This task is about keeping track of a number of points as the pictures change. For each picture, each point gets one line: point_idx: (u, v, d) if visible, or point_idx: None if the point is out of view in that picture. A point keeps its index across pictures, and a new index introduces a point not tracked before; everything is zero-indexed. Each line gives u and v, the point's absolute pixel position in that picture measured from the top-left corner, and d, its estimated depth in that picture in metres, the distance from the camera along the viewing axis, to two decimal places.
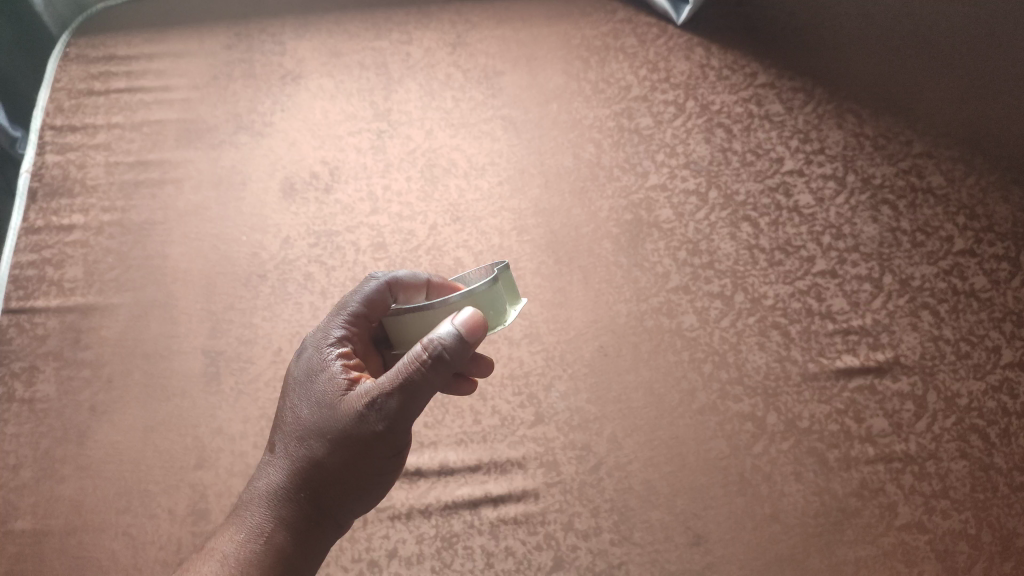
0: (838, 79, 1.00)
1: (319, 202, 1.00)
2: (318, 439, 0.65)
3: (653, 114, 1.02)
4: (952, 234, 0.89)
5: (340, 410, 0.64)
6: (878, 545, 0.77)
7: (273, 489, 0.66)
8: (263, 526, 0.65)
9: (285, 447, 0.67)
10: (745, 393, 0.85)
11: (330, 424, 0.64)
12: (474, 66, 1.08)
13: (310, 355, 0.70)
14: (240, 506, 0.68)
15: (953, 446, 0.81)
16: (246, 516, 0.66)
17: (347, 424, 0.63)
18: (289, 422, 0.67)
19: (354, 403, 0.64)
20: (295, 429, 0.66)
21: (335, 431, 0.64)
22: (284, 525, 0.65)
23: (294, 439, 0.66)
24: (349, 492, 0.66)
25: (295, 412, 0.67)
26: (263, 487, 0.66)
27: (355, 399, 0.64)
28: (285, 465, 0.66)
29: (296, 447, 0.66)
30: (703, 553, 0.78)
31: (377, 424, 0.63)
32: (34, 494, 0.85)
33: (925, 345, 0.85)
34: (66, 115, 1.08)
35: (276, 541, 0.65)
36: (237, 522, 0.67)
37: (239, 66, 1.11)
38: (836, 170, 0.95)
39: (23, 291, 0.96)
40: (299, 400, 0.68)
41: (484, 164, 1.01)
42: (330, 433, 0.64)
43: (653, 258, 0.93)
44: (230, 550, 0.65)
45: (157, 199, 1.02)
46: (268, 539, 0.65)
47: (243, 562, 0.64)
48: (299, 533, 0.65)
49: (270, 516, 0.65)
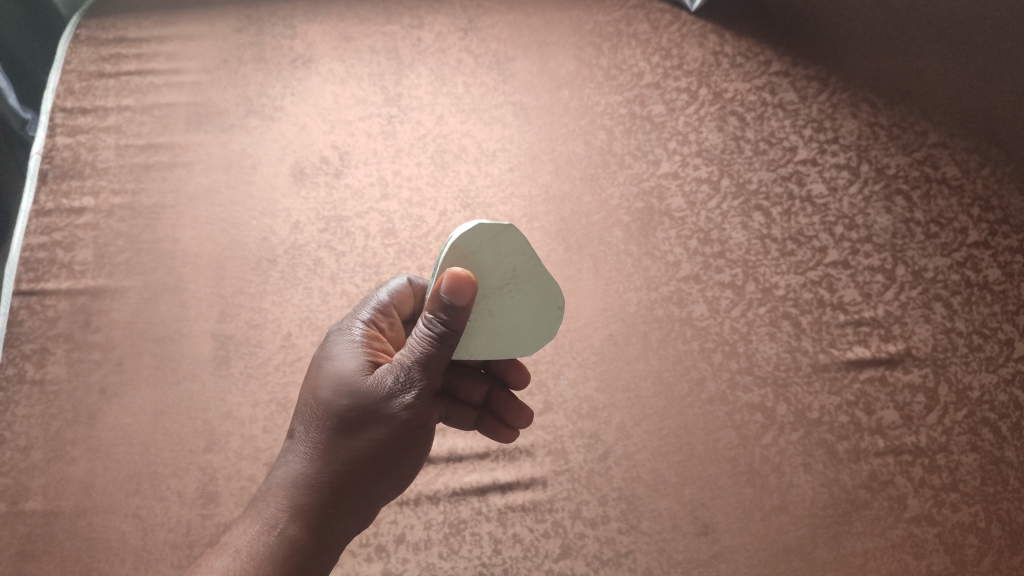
0: (853, 67, 0.99)
1: (330, 187, 1.00)
2: (340, 420, 0.65)
3: (665, 101, 1.01)
4: (966, 226, 0.89)
5: (362, 392, 0.65)
6: (887, 537, 0.77)
7: (293, 476, 0.65)
8: (283, 513, 0.65)
9: (306, 431, 0.67)
10: (754, 383, 0.84)
11: (352, 407, 0.65)
12: (485, 51, 1.07)
13: (335, 342, 0.71)
14: (259, 495, 0.67)
15: (964, 439, 0.80)
16: (264, 506, 0.65)
17: (371, 404, 0.64)
18: (311, 406, 0.67)
19: (376, 380, 0.65)
20: (316, 412, 0.66)
21: (357, 413, 0.64)
22: (302, 514, 0.64)
23: (316, 422, 0.66)
24: (371, 477, 0.66)
25: (317, 396, 0.67)
26: (284, 473, 0.66)
27: (377, 376, 0.65)
28: (307, 449, 0.66)
29: (317, 431, 0.66)
30: (711, 543, 0.78)
31: (400, 398, 0.64)
32: (44, 475, 0.85)
33: (937, 337, 0.84)
34: (77, 97, 1.08)
35: (295, 530, 0.64)
36: (256, 511, 0.66)
37: (249, 49, 1.10)
38: (850, 159, 0.94)
39: (34, 273, 0.97)
40: (319, 384, 0.68)
41: (494, 150, 1.01)
42: (351, 415, 0.65)
43: (664, 246, 0.93)
44: (249, 539, 0.64)
45: (167, 182, 1.02)
46: (289, 527, 0.64)
47: (261, 551, 0.63)
48: (319, 520, 0.65)
49: (291, 504, 0.65)
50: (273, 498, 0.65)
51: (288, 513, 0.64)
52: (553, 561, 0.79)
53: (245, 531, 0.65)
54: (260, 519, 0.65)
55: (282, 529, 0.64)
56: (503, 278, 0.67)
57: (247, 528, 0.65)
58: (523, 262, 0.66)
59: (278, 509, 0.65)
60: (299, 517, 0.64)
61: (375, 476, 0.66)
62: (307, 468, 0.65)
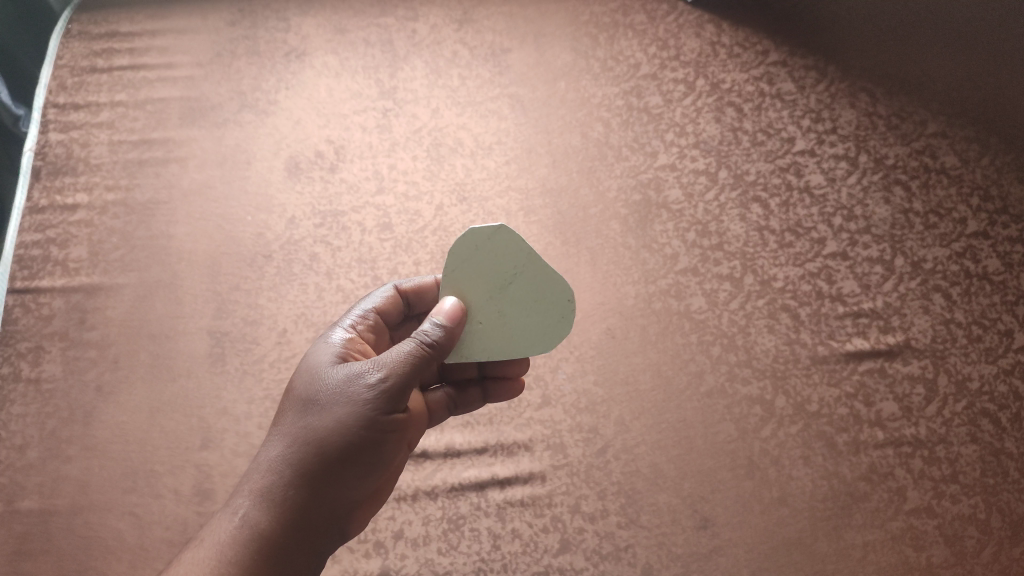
0: (850, 58, 0.98)
1: (325, 181, 0.99)
2: (313, 409, 0.63)
3: (662, 92, 1.01)
4: (965, 216, 0.88)
5: (337, 381, 0.64)
6: (886, 529, 0.77)
7: (263, 465, 0.64)
8: (251, 502, 0.63)
9: (281, 422, 0.66)
10: (753, 376, 0.84)
11: (324, 394, 0.64)
12: (481, 43, 1.07)
13: (318, 341, 0.71)
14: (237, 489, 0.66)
15: (964, 430, 0.80)
16: (236, 498, 0.64)
17: (343, 392, 0.63)
18: (292, 398, 0.66)
19: (351, 371, 0.63)
20: (292, 403, 0.66)
21: (328, 400, 0.63)
22: (268, 504, 0.62)
23: (293, 412, 0.65)
24: (341, 470, 0.63)
25: (298, 389, 0.66)
26: (258, 463, 0.65)
27: (356, 369, 0.63)
28: (278, 439, 0.65)
29: (290, 421, 0.65)
30: (710, 536, 0.78)
31: (371, 390, 0.62)
32: (41, 474, 0.85)
33: (936, 328, 0.84)
34: (69, 93, 1.07)
35: (260, 520, 0.62)
36: (231, 502, 0.65)
37: (243, 43, 1.09)
38: (848, 150, 0.94)
39: (28, 271, 0.96)
40: (300, 377, 0.67)
41: (490, 143, 1.00)
42: (322, 402, 0.63)
43: (662, 239, 0.92)
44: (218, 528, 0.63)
45: (161, 178, 1.01)
46: (256, 517, 0.62)
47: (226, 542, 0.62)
48: (285, 512, 0.62)
49: (258, 492, 0.63)
50: (245, 489, 0.64)
51: (255, 503, 0.63)
52: (553, 556, 0.79)
53: (217, 522, 0.64)
54: (232, 509, 0.64)
55: (248, 519, 0.62)
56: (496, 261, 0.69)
57: (220, 520, 0.64)
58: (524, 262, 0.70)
59: (247, 498, 0.63)
60: (266, 508, 0.62)
61: (345, 470, 0.63)
62: (278, 457, 0.63)
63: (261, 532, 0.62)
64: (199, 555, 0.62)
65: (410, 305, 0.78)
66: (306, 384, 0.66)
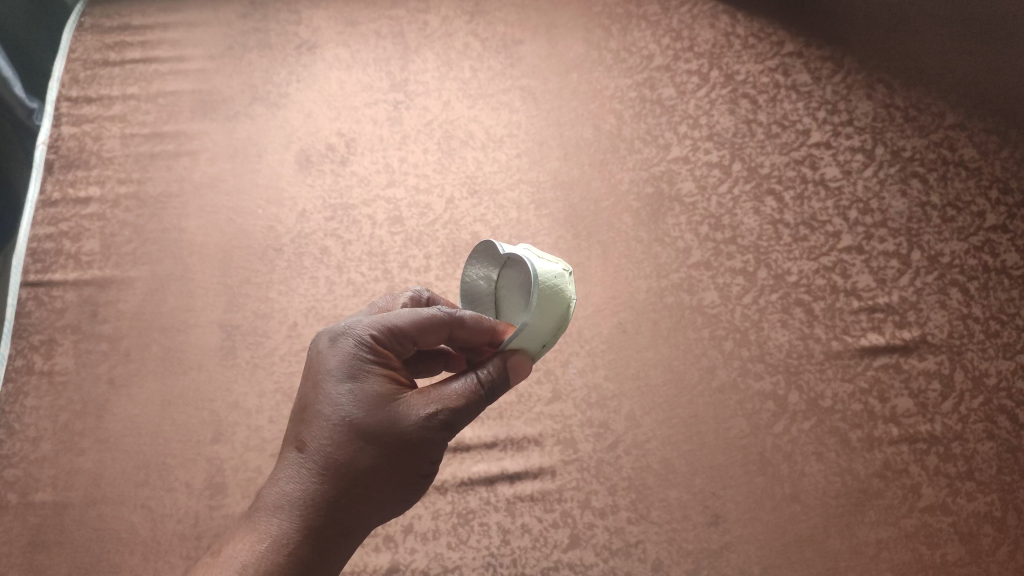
0: (866, 49, 0.97)
1: (335, 175, 0.99)
2: (370, 445, 0.59)
3: (675, 84, 1.00)
4: (984, 209, 0.87)
5: (396, 420, 0.60)
6: (901, 527, 0.76)
7: (306, 495, 0.59)
8: (285, 540, 0.58)
9: (319, 450, 0.60)
10: (766, 371, 0.83)
11: (381, 432, 0.59)
12: (492, 35, 1.06)
13: (343, 350, 0.62)
14: (253, 515, 0.59)
15: (980, 427, 0.79)
16: (272, 524, 0.58)
17: (406, 433, 0.59)
18: (332, 422, 0.60)
19: (417, 412, 0.60)
20: (334, 434, 0.59)
21: (387, 439, 0.59)
22: (313, 537, 0.59)
23: (341, 444, 0.59)
24: (388, 503, 0.61)
25: (341, 415, 0.60)
26: (284, 489, 0.59)
27: (407, 403, 0.60)
28: (320, 470, 0.59)
29: (334, 453, 0.59)
30: (721, 533, 0.77)
31: (429, 431, 0.60)
32: (54, 466, 0.86)
33: (953, 323, 0.83)
34: (81, 86, 1.08)
35: (304, 555, 0.58)
36: (250, 531, 0.59)
37: (254, 36, 1.09)
38: (864, 142, 0.92)
39: (42, 264, 0.97)
40: (335, 399, 0.60)
41: (501, 136, 0.99)
42: (379, 440, 0.59)
43: (674, 233, 0.91)
44: (242, 565, 0.57)
45: (173, 171, 1.02)
46: (290, 557, 0.58)
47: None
48: (332, 546, 0.59)
49: (304, 525, 0.58)
50: (286, 517, 0.58)
51: (294, 543, 0.58)
52: (562, 551, 0.78)
53: (239, 555, 0.57)
54: (271, 538, 0.58)
55: (295, 554, 0.58)
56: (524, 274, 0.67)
57: (241, 552, 0.57)
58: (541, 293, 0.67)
59: (292, 532, 0.58)
60: (305, 545, 0.58)
61: (391, 503, 0.62)
62: (315, 491, 0.59)
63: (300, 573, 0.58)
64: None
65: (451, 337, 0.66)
66: (342, 409, 0.60)
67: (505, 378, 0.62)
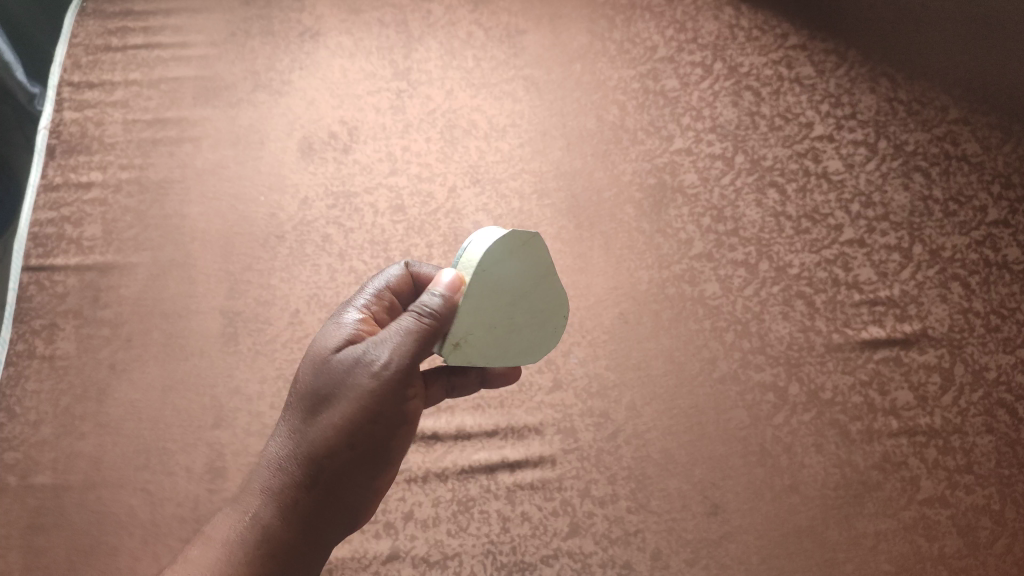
0: (871, 41, 0.96)
1: (338, 162, 0.99)
2: (325, 406, 0.63)
3: (679, 75, 1.00)
4: (985, 204, 0.87)
5: (347, 379, 0.63)
6: (899, 519, 0.76)
7: (276, 464, 0.65)
8: (258, 507, 0.64)
9: (290, 422, 0.65)
10: (767, 363, 0.83)
11: (334, 392, 0.63)
12: (496, 24, 1.05)
13: (323, 331, 0.68)
14: (244, 491, 0.66)
15: (979, 420, 0.79)
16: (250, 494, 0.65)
17: (353, 388, 0.62)
18: (301, 393, 0.65)
19: (362, 365, 0.62)
20: (300, 404, 0.65)
21: (338, 398, 0.63)
22: (281, 502, 0.64)
23: (304, 411, 0.65)
24: (354, 467, 0.64)
25: (306, 384, 0.65)
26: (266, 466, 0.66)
27: (354, 359, 0.63)
28: (287, 439, 0.65)
29: (299, 422, 0.65)
30: (720, 523, 0.77)
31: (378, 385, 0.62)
32: (54, 450, 0.86)
33: (954, 317, 0.83)
34: (84, 71, 1.07)
35: (273, 519, 0.64)
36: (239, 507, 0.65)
37: (257, 23, 1.09)
38: (867, 135, 0.92)
39: (43, 249, 0.96)
40: (305, 373, 0.66)
41: (504, 125, 0.99)
42: (332, 400, 0.63)
43: (676, 224, 0.91)
44: (225, 533, 0.65)
45: (175, 158, 1.01)
46: (262, 522, 0.64)
47: (238, 539, 0.64)
48: (297, 510, 0.64)
49: (273, 492, 0.64)
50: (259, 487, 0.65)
51: (263, 507, 0.64)
52: (562, 539, 0.79)
53: (227, 530, 0.64)
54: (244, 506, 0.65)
55: (263, 518, 0.64)
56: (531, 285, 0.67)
57: (229, 527, 0.65)
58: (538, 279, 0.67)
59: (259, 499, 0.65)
60: (279, 515, 0.64)
61: (358, 468, 0.64)
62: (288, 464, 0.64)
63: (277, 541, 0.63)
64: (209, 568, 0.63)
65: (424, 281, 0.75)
66: (306, 380, 0.65)
67: (443, 310, 0.61)
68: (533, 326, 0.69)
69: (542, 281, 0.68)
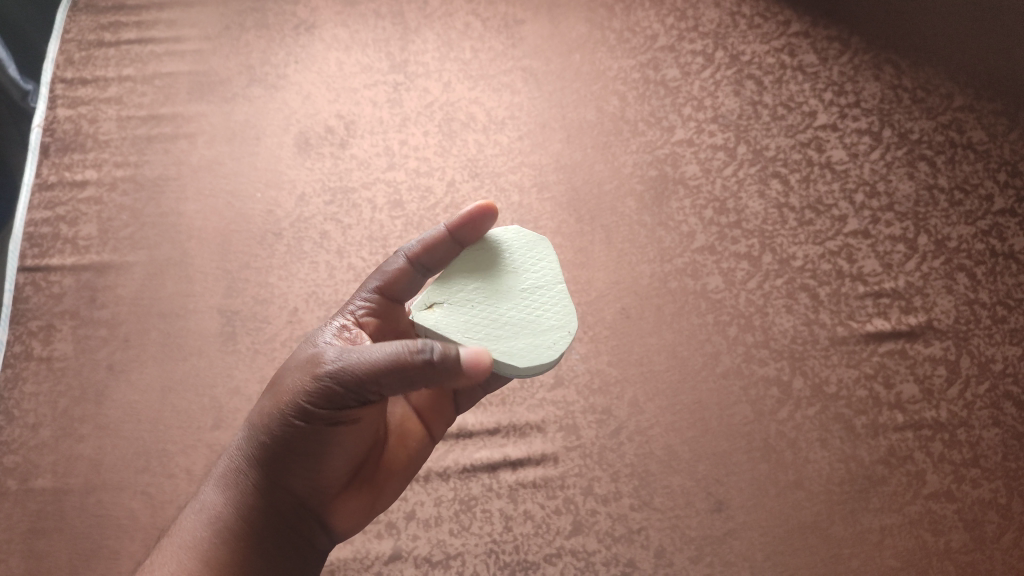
0: (874, 29, 0.95)
1: (335, 157, 0.98)
2: (275, 396, 0.62)
3: (679, 64, 0.98)
4: (991, 193, 0.86)
5: (299, 379, 0.61)
6: (905, 513, 0.75)
7: (235, 449, 0.65)
8: (214, 492, 0.65)
9: (254, 411, 0.65)
10: (771, 357, 0.82)
11: (286, 386, 0.62)
12: (494, 15, 1.04)
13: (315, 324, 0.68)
14: (208, 479, 0.67)
15: (985, 413, 0.78)
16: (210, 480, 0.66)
17: (300, 387, 0.60)
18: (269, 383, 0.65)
19: (318, 365, 0.60)
20: (264, 394, 0.65)
21: (287, 394, 0.61)
22: (232, 486, 0.64)
23: (264, 397, 0.64)
24: (298, 460, 0.62)
25: (276, 371, 0.65)
26: (227, 455, 0.66)
27: (314, 359, 0.61)
28: (247, 427, 0.65)
29: (259, 409, 0.64)
30: (724, 520, 0.77)
31: (320, 387, 0.59)
32: (54, 453, 0.85)
33: (960, 308, 0.82)
34: (77, 68, 1.06)
35: (223, 506, 0.64)
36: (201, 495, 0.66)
37: (251, 16, 1.07)
38: (871, 124, 0.91)
39: (39, 249, 0.95)
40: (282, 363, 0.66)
41: (503, 118, 0.98)
42: (282, 395, 0.61)
43: (678, 216, 0.90)
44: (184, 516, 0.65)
45: (170, 154, 1.00)
46: (213, 506, 0.64)
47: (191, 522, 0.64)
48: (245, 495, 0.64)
49: (226, 476, 0.65)
50: (218, 473, 0.66)
51: (218, 490, 0.65)
52: (565, 538, 0.78)
53: (184, 516, 0.65)
54: (202, 494, 0.66)
55: (211, 503, 0.65)
56: (523, 290, 0.68)
57: (187, 512, 0.66)
58: (538, 277, 0.69)
59: (214, 486, 0.65)
60: (229, 501, 0.64)
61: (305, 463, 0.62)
62: (244, 452, 0.64)
63: (220, 528, 0.63)
64: (161, 553, 0.64)
65: (428, 268, 0.71)
66: (278, 369, 0.65)
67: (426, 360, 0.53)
68: (522, 327, 0.66)
69: (537, 291, 0.68)
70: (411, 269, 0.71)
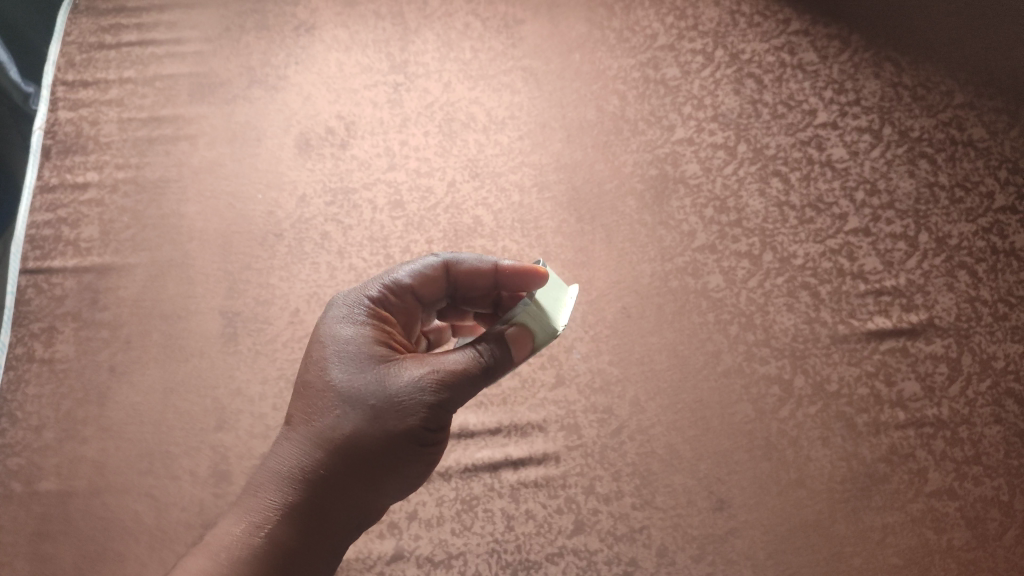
0: (875, 26, 0.95)
1: (336, 159, 0.98)
2: (351, 416, 0.59)
3: (679, 63, 0.98)
4: (992, 190, 0.86)
5: (389, 399, 0.58)
6: (906, 511, 0.75)
7: (288, 471, 0.59)
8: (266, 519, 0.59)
9: (310, 430, 0.60)
10: (772, 355, 0.82)
11: (369, 405, 0.59)
12: (494, 14, 1.04)
13: (341, 320, 0.64)
14: (247, 500, 0.60)
15: (987, 411, 0.78)
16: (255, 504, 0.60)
17: (393, 406, 0.58)
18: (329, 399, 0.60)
19: (408, 380, 0.59)
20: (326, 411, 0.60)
21: (375, 414, 0.58)
22: (291, 512, 0.59)
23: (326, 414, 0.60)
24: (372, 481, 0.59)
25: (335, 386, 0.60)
26: (277, 471, 0.60)
27: (398, 372, 0.59)
28: (305, 447, 0.59)
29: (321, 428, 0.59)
30: (726, 518, 0.77)
31: (418, 407, 0.58)
32: (57, 454, 0.85)
33: (961, 306, 0.82)
34: (77, 70, 1.06)
35: (281, 534, 0.58)
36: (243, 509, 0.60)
37: (251, 17, 1.07)
38: (872, 122, 0.91)
39: (40, 252, 0.96)
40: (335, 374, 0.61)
41: (503, 118, 0.98)
42: (366, 415, 0.58)
43: (678, 215, 0.90)
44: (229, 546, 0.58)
45: (171, 156, 1.00)
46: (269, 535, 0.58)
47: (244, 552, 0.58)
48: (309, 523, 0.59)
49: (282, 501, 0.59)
50: (265, 497, 0.59)
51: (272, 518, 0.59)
52: (567, 537, 0.78)
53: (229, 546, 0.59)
54: (246, 521, 0.59)
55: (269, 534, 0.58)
56: None
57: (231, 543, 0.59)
58: None
59: (264, 513, 0.59)
60: (291, 531, 0.59)
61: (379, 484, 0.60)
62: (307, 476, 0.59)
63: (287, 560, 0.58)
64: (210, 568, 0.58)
65: (456, 285, 0.71)
66: (337, 382, 0.60)
67: (508, 356, 0.60)
68: None
69: None
70: (444, 275, 0.70)
